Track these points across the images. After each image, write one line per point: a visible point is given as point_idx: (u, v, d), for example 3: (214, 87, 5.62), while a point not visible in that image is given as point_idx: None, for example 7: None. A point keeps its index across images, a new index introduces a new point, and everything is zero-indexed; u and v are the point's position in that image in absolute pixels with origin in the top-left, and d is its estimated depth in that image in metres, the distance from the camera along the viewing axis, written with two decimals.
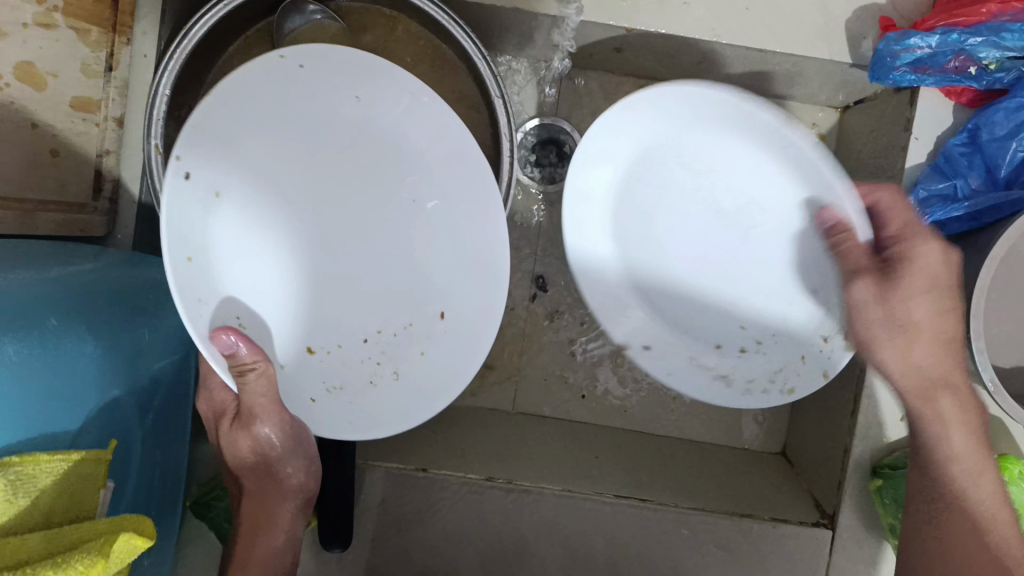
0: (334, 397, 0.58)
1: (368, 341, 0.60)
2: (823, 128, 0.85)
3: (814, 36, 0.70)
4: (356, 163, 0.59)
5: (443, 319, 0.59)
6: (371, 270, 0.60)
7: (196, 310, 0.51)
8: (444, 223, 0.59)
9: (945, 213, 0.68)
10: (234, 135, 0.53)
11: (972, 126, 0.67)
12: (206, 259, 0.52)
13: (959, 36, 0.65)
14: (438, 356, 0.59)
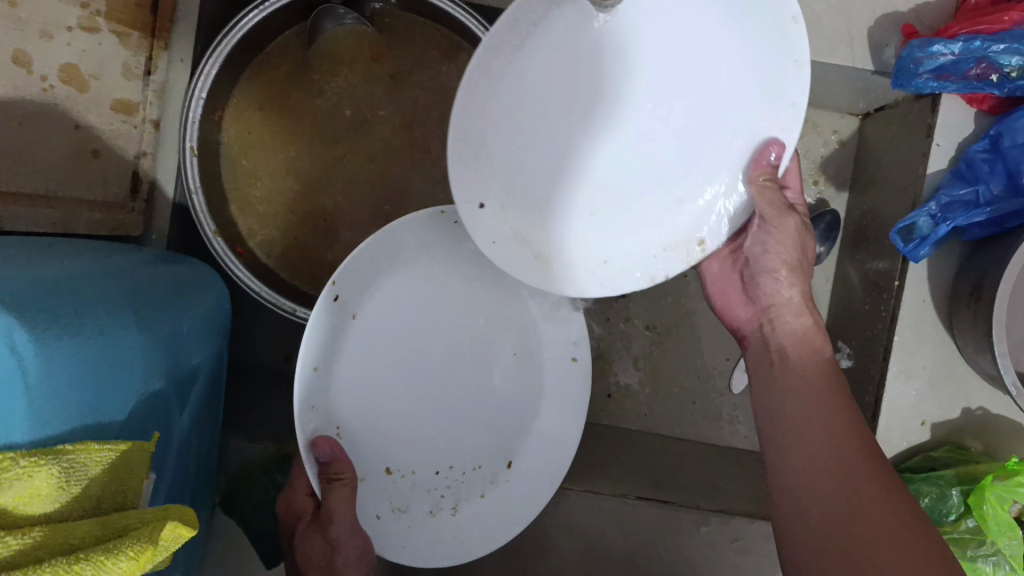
0: (396, 518, 0.64)
1: (440, 474, 0.65)
2: (843, 135, 0.86)
3: (836, 44, 0.72)
4: (480, 314, 0.66)
5: (509, 468, 0.67)
6: (460, 412, 0.66)
7: (306, 415, 0.58)
8: (531, 379, 0.68)
9: (968, 218, 0.68)
10: (387, 272, 0.61)
11: (994, 134, 0.69)
12: (331, 369, 0.60)
13: (981, 43, 0.66)
14: (494, 502, 0.66)
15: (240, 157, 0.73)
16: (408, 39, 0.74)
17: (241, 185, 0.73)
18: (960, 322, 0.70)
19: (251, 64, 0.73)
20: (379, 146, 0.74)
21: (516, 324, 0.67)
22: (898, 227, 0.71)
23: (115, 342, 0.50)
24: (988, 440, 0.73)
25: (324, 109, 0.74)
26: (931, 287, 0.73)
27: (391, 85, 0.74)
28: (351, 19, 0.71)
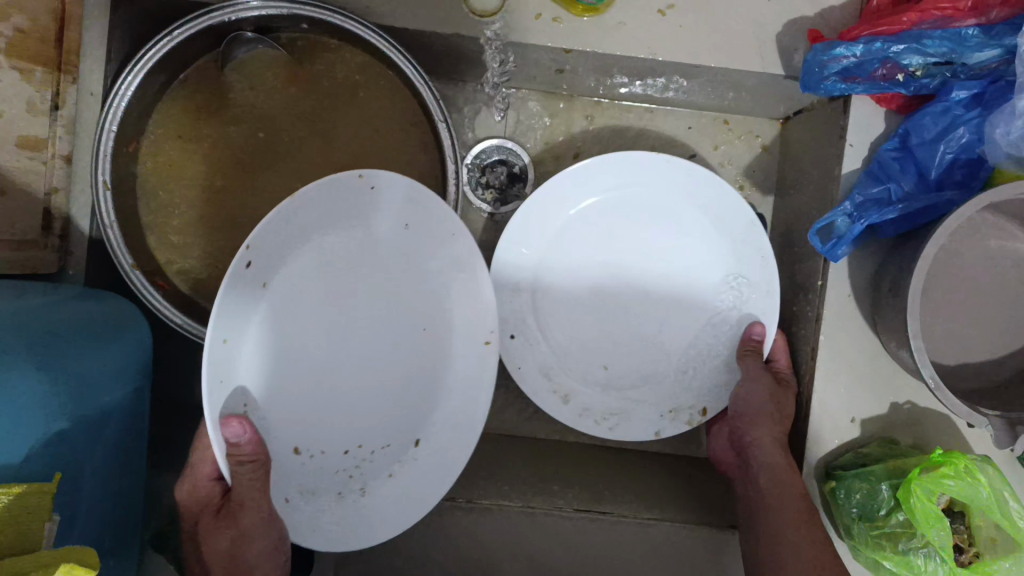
0: (305, 501, 0.63)
1: (348, 452, 0.65)
2: (766, 139, 0.87)
3: (746, 51, 0.73)
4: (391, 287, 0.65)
5: (416, 446, 0.68)
6: (361, 386, 0.65)
7: (215, 390, 0.53)
8: (438, 360, 0.68)
9: (882, 215, 0.69)
10: (299, 230, 0.57)
11: (902, 132, 0.70)
12: (241, 338, 0.55)
13: (882, 44, 0.67)
14: (404, 481, 0.67)
15: (157, 188, 0.72)
16: (324, 62, 0.74)
17: (159, 216, 0.72)
18: (882, 319, 0.71)
19: (166, 94, 0.72)
20: (299, 171, 0.74)
21: (419, 300, 0.66)
22: (816, 228, 0.71)
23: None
24: (918, 434, 0.74)
25: (242, 136, 0.73)
26: (853, 286, 0.74)
27: (307, 108, 0.74)
28: (263, 44, 0.72)
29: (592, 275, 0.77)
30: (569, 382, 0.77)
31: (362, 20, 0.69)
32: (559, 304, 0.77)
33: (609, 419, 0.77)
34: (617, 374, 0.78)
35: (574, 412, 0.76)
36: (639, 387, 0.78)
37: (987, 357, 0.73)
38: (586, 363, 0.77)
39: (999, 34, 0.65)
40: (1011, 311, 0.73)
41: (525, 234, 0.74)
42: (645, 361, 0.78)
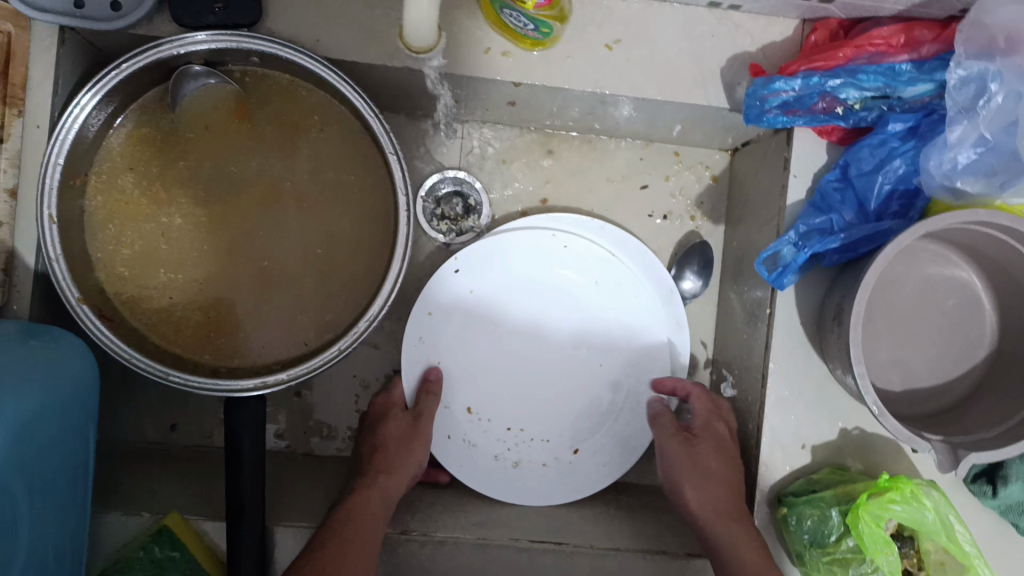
0: None
1: None
2: (715, 171, 0.89)
3: (691, 85, 0.74)
4: None
5: None
6: None
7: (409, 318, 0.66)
8: None
9: (824, 245, 0.70)
10: None
11: (842, 163, 0.71)
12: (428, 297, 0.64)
13: (819, 79, 0.69)
14: None
15: (106, 222, 0.72)
16: (278, 97, 0.74)
17: (108, 249, 0.72)
18: (828, 346, 0.72)
19: (115, 127, 0.72)
20: (251, 203, 0.74)
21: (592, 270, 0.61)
22: (762, 257, 0.73)
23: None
24: (867, 459, 0.75)
25: (192, 168, 0.73)
26: (800, 314, 0.75)
27: (258, 140, 0.74)
28: (215, 79, 0.72)
29: (502, 337, 0.83)
30: (472, 429, 0.83)
31: (310, 55, 0.69)
32: (466, 363, 0.82)
33: (515, 455, 0.83)
34: (523, 423, 0.83)
35: (482, 453, 0.82)
36: (538, 433, 0.83)
37: (931, 382, 0.75)
38: (499, 410, 0.83)
39: (930, 70, 0.67)
40: (954, 336, 0.75)
41: (441, 301, 0.81)
42: (554, 409, 0.84)
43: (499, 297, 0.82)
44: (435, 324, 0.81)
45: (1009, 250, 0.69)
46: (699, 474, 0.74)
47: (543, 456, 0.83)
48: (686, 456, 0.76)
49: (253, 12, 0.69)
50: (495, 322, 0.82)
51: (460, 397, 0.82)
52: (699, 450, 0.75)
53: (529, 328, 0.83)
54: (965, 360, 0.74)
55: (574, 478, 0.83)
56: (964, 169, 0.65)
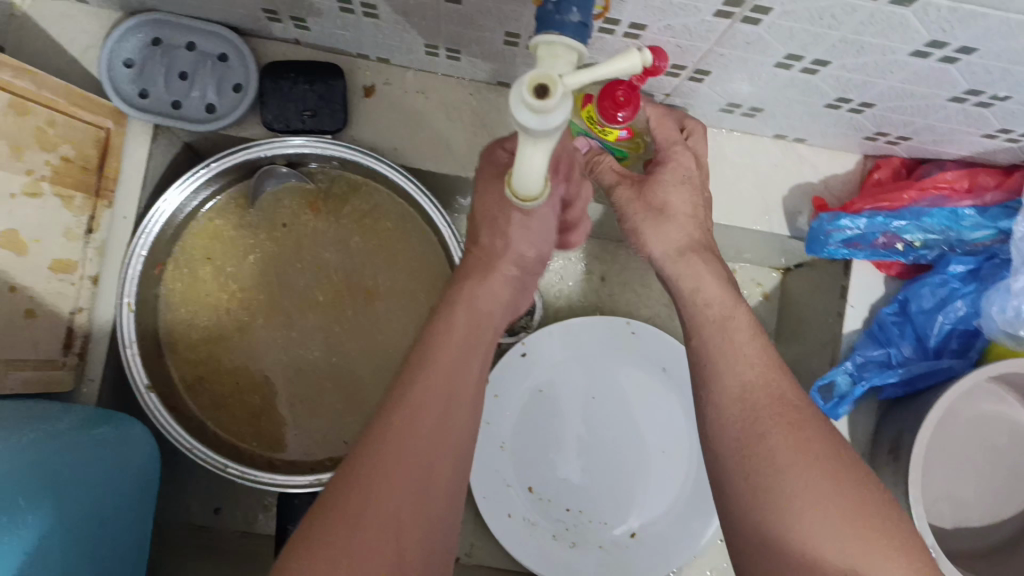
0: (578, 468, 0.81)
1: None
2: (766, 287, 0.91)
3: (753, 209, 0.76)
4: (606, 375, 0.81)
5: None
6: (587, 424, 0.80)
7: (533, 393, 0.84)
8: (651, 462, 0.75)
9: (882, 378, 0.71)
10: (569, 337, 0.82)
11: (902, 299, 0.73)
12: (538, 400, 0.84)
13: (884, 218, 0.71)
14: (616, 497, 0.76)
15: (178, 310, 0.73)
16: (349, 200, 0.76)
17: (176, 335, 0.73)
18: (881, 478, 0.72)
19: (195, 217, 0.74)
20: (319, 299, 0.76)
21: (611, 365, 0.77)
22: (818, 385, 0.74)
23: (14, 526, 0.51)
24: None
25: (266, 260, 0.75)
26: (853, 442, 0.75)
27: (330, 237, 0.76)
28: (295, 179, 0.75)
29: (562, 422, 0.86)
30: (530, 511, 0.85)
31: (393, 164, 0.72)
32: (519, 458, 0.85)
33: (573, 535, 0.85)
34: (582, 504, 0.86)
35: (539, 533, 0.84)
36: (598, 516, 0.86)
37: (983, 521, 0.74)
38: (559, 491, 0.86)
39: (993, 216, 0.69)
40: (1005, 476, 0.75)
41: (507, 385, 0.85)
42: (615, 493, 0.86)
43: (562, 382, 0.86)
44: (498, 406, 0.85)
45: None
46: (653, 212, 0.63)
47: (605, 538, 0.85)
48: (638, 198, 0.64)
49: (341, 120, 0.72)
50: (555, 406, 0.86)
51: (523, 477, 0.85)
52: (661, 182, 0.64)
53: (587, 413, 0.86)
54: (1017, 501, 0.74)
55: (635, 562, 0.84)
56: None
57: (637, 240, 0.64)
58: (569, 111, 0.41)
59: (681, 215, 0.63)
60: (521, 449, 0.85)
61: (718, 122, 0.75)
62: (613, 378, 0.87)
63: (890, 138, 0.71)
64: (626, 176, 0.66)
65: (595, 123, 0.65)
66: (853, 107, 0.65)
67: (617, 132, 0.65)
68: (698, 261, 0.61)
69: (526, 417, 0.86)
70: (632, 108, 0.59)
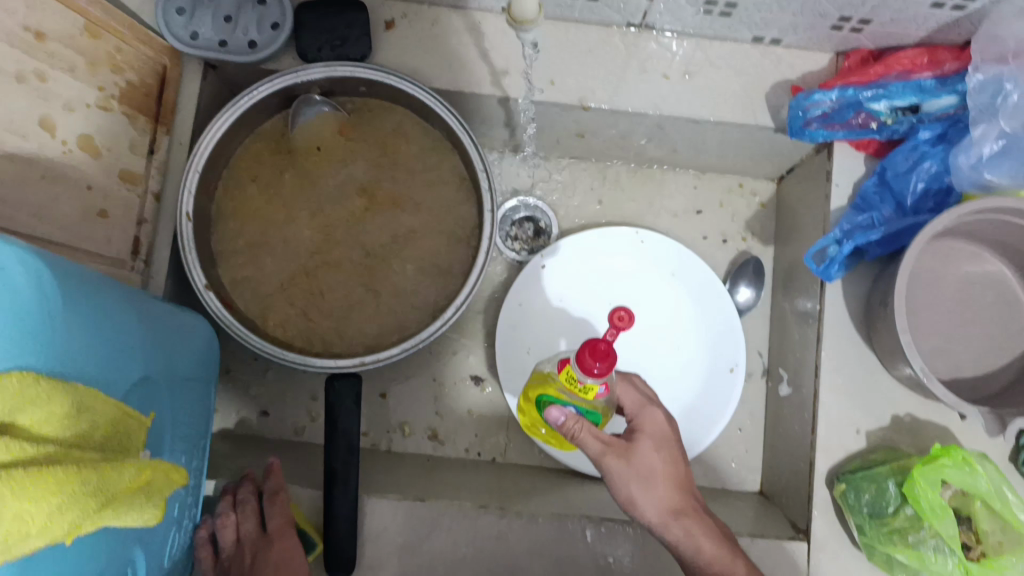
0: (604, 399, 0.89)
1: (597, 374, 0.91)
2: (763, 197, 0.98)
3: (739, 108, 0.85)
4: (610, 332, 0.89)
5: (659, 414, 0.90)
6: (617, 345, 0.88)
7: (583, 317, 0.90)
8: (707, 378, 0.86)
9: (867, 238, 0.78)
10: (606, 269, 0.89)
11: (880, 169, 0.80)
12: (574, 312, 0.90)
13: (855, 92, 0.79)
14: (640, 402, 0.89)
15: (231, 223, 0.83)
16: (376, 123, 0.86)
17: (231, 246, 0.83)
18: (876, 331, 0.78)
19: (244, 143, 0.85)
20: (355, 208, 0.85)
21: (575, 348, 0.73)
22: (811, 252, 0.81)
23: (129, 345, 0.58)
24: (921, 444, 0.80)
25: (309, 175, 0.85)
26: (848, 307, 0.82)
27: (362, 155, 0.86)
28: (327, 106, 0.84)
29: (587, 323, 0.93)
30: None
31: (414, 82, 0.81)
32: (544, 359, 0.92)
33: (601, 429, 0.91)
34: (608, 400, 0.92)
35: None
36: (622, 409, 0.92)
37: (977, 371, 0.80)
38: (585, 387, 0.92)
39: (954, 83, 0.77)
40: (995, 331, 0.80)
41: (529, 293, 0.93)
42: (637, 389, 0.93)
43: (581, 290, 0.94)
44: (523, 313, 0.92)
45: None
46: (641, 480, 0.69)
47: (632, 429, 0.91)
48: (628, 470, 0.69)
49: (364, 48, 0.82)
50: (574, 311, 0.94)
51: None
52: (640, 450, 0.70)
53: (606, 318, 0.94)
54: (1009, 352, 0.80)
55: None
56: (989, 161, 0.73)
57: (630, 507, 0.69)
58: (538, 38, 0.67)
59: (659, 482, 0.69)
60: (549, 350, 0.92)
61: (701, 30, 0.84)
62: (626, 282, 0.94)
63: (855, 24, 0.79)
64: (609, 441, 0.69)
65: (574, 384, 0.64)
66: None
67: (595, 392, 0.64)
68: (688, 521, 0.68)
69: (550, 321, 0.93)
70: (609, 360, 0.60)
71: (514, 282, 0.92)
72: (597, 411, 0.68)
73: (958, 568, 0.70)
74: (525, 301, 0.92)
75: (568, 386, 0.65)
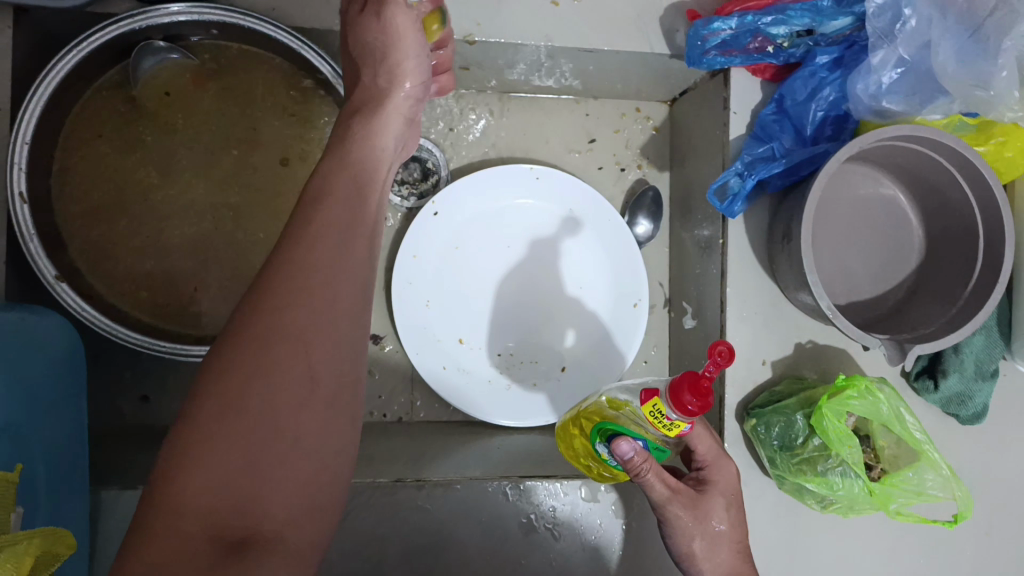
0: (513, 354, 0.89)
1: (503, 329, 0.89)
2: (656, 121, 0.94)
3: (634, 34, 0.79)
4: (525, 278, 0.90)
5: (563, 371, 0.89)
6: (534, 287, 0.90)
7: (501, 252, 0.89)
8: (633, 324, 0.89)
9: (768, 171, 0.76)
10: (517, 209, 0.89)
11: (778, 96, 0.78)
12: (478, 261, 0.89)
13: (752, 18, 0.75)
14: (552, 359, 0.89)
15: (74, 196, 0.72)
16: (233, 69, 0.75)
17: (73, 223, 0.72)
18: (779, 265, 0.78)
19: (76, 106, 0.72)
20: (221, 170, 0.75)
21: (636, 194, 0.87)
22: (713, 189, 0.78)
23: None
24: (822, 368, 0.82)
25: (162, 136, 0.74)
26: (750, 239, 0.81)
27: (221, 107, 0.75)
28: (176, 54, 0.72)
29: (485, 269, 0.89)
30: (461, 359, 0.87)
31: (271, 21, 0.71)
32: (440, 311, 0.87)
33: (507, 376, 0.89)
34: (511, 346, 0.89)
35: (472, 380, 0.87)
36: (526, 355, 0.89)
37: (872, 291, 0.81)
38: (487, 336, 0.89)
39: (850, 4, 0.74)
40: (888, 249, 0.82)
41: (424, 245, 0.86)
42: (546, 340, 0.89)
43: (479, 236, 0.89)
44: (418, 265, 0.86)
45: (932, 163, 0.76)
46: (704, 534, 0.67)
47: (536, 376, 0.89)
48: (691, 522, 0.66)
49: None
50: (468, 257, 0.88)
51: (451, 330, 0.88)
52: (708, 504, 0.67)
53: (511, 268, 0.89)
54: (900, 271, 0.82)
55: (567, 393, 0.88)
56: (888, 89, 0.72)
57: (685, 561, 0.67)
58: None
59: (726, 540, 0.67)
60: (445, 302, 0.88)
61: None
62: (533, 229, 0.90)
63: None
64: (675, 487, 0.65)
65: (658, 421, 0.58)
66: None
67: (682, 428, 0.57)
68: None
69: (444, 270, 0.88)
70: (704, 401, 0.53)
71: (404, 234, 0.85)
72: (662, 448, 0.65)
73: (863, 489, 0.73)
74: (417, 253, 0.86)
75: (651, 422, 0.58)
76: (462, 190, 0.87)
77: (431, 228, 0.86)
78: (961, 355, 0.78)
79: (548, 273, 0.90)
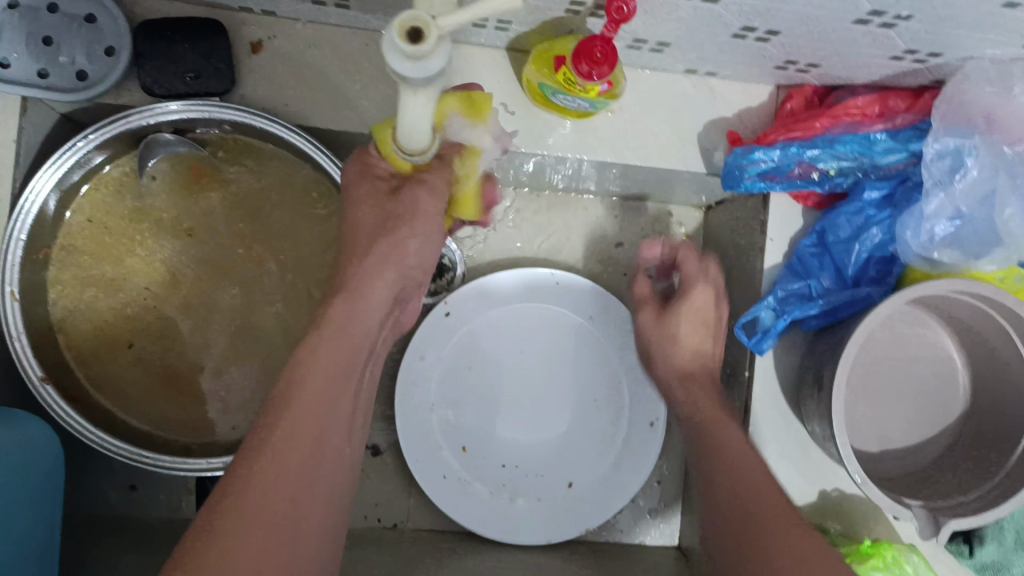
0: (515, 467, 0.84)
1: (508, 439, 0.84)
2: (689, 227, 0.90)
3: (669, 150, 0.75)
4: (533, 386, 0.85)
5: (570, 488, 0.84)
6: (541, 395, 0.85)
7: (514, 355, 0.85)
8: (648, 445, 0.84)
9: (803, 313, 0.71)
10: (531, 313, 0.85)
11: (819, 229, 0.72)
12: (487, 366, 0.84)
13: (797, 148, 0.69)
14: (555, 476, 0.84)
15: (67, 280, 0.69)
16: (236, 162, 0.72)
17: (68, 317, 0.69)
18: (809, 409, 0.72)
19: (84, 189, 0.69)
20: (222, 267, 0.72)
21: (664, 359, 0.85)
22: (741, 322, 0.73)
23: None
24: (846, 519, 0.76)
25: (164, 226, 0.71)
26: (778, 376, 0.75)
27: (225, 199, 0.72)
28: (185, 147, 0.69)
29: (494, 375, 0.84)
30: (463, 468, 0.82)
31: (283, 123, 0.68)
32: (446, 418, 0.82)
33: (510, 490, 0.83)
34: (515, 458, 0.84)
35: (476, 490, 0.82)
36: (532, 467, 0.84)
37: (907, 442, 0.76)
38: (492, 447, 0.84)
39: (905, 138, 0.69)
40: (927, 399, 0.76)
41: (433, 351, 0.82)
42: (552, 453, 0.85)
43: (491, 341, 0.84)
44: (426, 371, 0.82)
45: (984, 318, 0.70)
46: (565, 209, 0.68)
47: (540, 491, 0.84)
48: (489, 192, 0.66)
49: (228, 80, 0.67)
50: (477, 362, 0.84)
51: (455, 436, 0.83)
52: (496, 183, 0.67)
53: (521, 376, 0.85)
54: (941, 422, 0.76)
55: (578, 512, 0.83)
56: (940, 240, 0.66)
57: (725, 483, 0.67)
58: (449, 54, 0.39)
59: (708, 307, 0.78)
60: (450, 410, 0.83)
61: (629, 60, 0.72)
62: (546, 334, 0.85)
63: (801, 66, 0.69)
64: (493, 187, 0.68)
65: (572, 85, 0.62)
66: (760, 35, 0.63)
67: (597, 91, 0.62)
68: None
69: (451, 372, 0.83)
70: (609, 65, 0.58)
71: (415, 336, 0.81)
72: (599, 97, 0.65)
73: None
74: (423, 357, 0.81)
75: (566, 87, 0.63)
76: (473, 292, 0.83)
77: (438, 331, 0.82)
78: (1002, 524, 0.73)
79: (563, 381, 0.86)
